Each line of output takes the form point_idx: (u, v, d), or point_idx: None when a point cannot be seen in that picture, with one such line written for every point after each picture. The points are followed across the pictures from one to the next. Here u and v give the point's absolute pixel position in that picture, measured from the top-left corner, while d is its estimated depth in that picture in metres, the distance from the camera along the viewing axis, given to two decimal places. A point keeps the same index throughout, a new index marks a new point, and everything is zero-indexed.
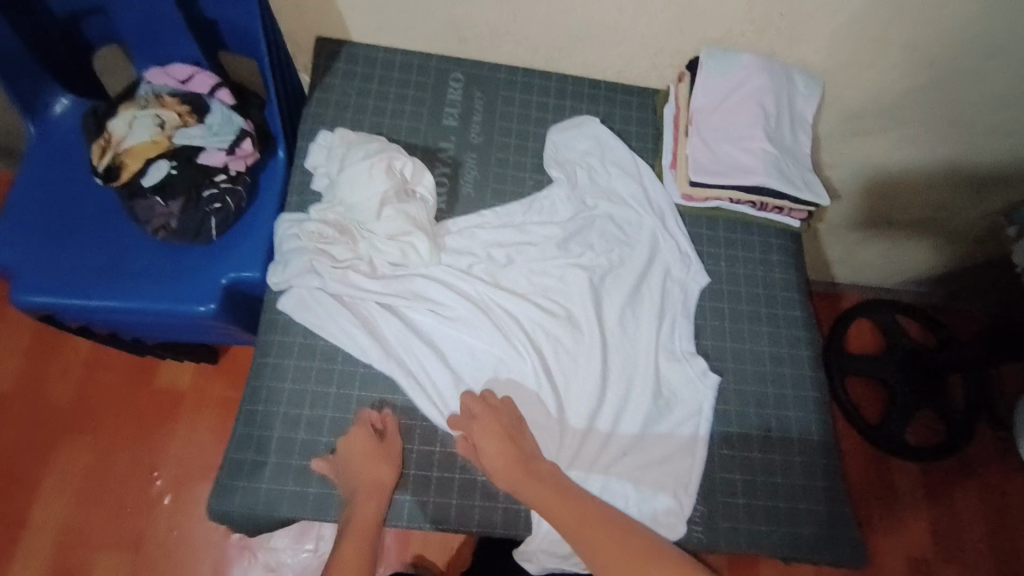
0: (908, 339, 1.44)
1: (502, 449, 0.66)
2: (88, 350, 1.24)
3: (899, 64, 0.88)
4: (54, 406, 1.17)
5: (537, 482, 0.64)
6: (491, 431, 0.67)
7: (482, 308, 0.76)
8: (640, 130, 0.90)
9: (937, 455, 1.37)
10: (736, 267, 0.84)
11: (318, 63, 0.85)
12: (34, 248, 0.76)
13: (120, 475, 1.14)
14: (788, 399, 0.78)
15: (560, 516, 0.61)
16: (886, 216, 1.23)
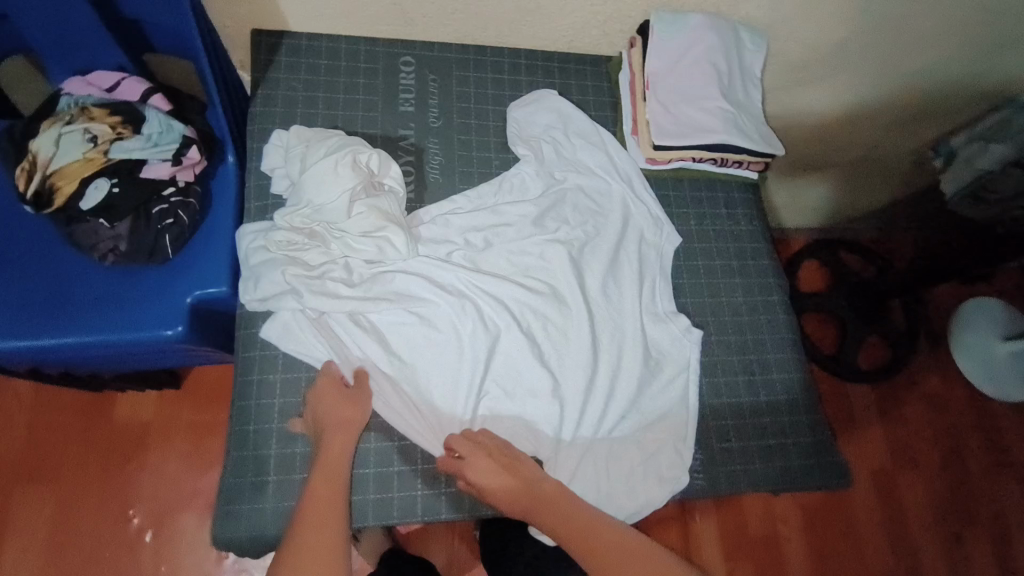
0: (851, 273, 1.53)
1: (502, 485, 0.65)
2: (34, 393, 1.15)
3: (833, 13, 0.92)
4: (7, 457, 1.11)
5: (546, 507, 0.64)
6: (490, 468, 0.66)
7: (468, 296, 0.74)
8: (597, 99, 0.91)
9: (885, 372, 1.49)
10: (705, 224, 0.86)
11: (260, 56, 0.81)
12: None
13: (92, 520, 1.09)
14: (768, 343, 0.82)
15: (574, 544, 0.62)
16: (825, 158, 1.29)
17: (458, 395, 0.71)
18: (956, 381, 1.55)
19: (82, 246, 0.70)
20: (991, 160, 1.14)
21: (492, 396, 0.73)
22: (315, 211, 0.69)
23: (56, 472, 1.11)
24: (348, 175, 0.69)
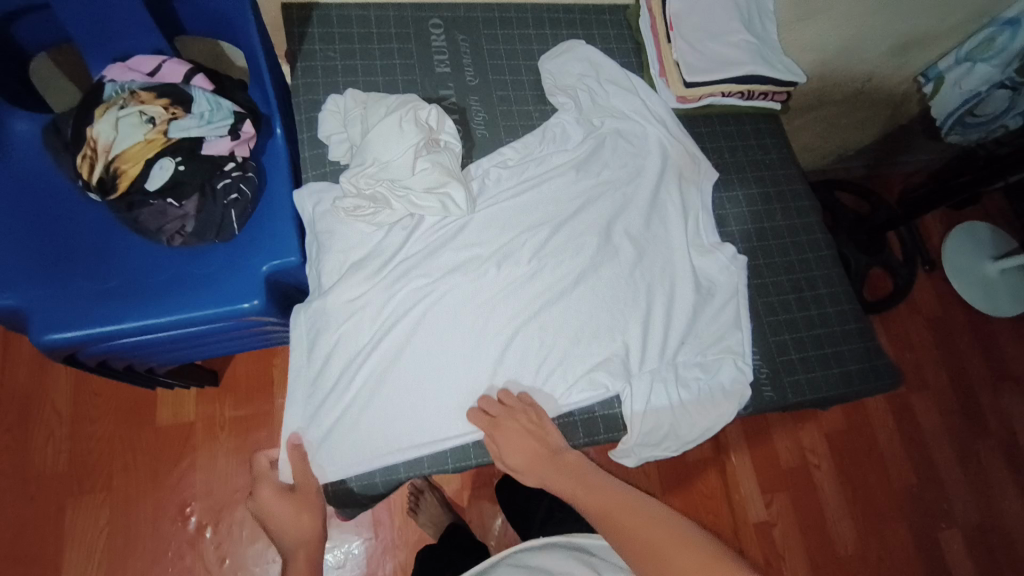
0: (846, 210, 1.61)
1: (522, 454, 0.67)
2: (63, 403, 1.09)
3: None
4: (46, 472, 1.05)
5: (566, 473, 0.65)
6: (512, 434, 0.67)
7: (506, 254, 0.74)
8: (621, 48, 0.93)
9: (891, 300, 1.56)
10: (738, 157, 0.91)
11: (293, 30, 0.81)
12: (29, 281, 0.66)
13: (146, 524, 1.05)
14: (811, 261, 0.87)
15: (591, 505, 0.62)
16: (823, 95, 1.34)
17: (530, 339, 0.72)
18: (957, 300, 1.64)
19: (147, 228, 0.70)
20: (977, 80, 1.21)
21: (556, 339, 0.72)
22: (381, 168, 0.71)
23: (103, 480, 1.06)
24: (413, 132, 0.71)
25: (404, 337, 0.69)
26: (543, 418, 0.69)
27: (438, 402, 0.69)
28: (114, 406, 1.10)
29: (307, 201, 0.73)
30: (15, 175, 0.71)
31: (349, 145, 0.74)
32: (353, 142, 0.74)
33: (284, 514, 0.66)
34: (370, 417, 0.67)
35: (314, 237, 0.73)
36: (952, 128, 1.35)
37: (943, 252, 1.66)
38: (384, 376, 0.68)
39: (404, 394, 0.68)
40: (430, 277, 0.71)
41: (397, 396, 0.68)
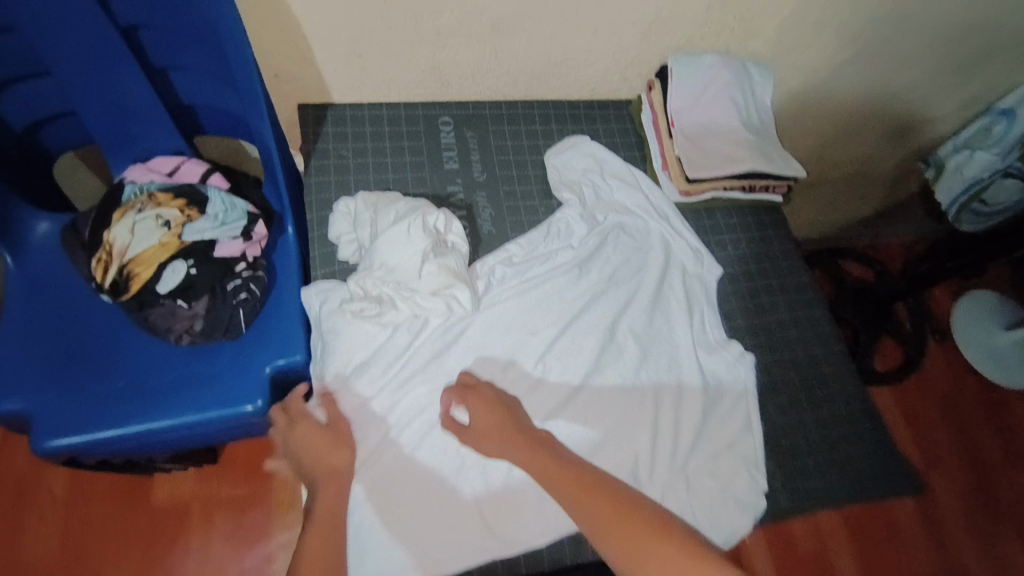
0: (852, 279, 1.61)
1: (489, 433, 0.68)
2: (60, 483, 1.07)
3: (829, 43, 0.96)
4: (36, 557, 1.02)
5: (536, 448, 0.67)
6: (485, 409, 0.69)
7: (513, 355, 0.75)
8: (624, 141, 0.96)
9: (899, 373, 1.55)
10: (742, 249, 0.91)
11: (308, 129, 0.84)
12: (38, 385, 0.67)
13: None
14: (820, 358, 0.86)
15: (555, 476, 0.65)
16: (822, 174, 1.37)
17: None
18: (971, 375, 1.61)
19: (156, 328, 0.70)
20: (980, 167, 1.19)
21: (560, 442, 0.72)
22: (388, 271, 0.72)
23: (93, 567, 1.02)
24: (421, 236, 0.73)
25: (407, 444, 0.70)
26: (516, 407, 0.71)
27: (443, 504, 0.68)
28: (111, 486, 1.08)
29: (316, 300, 0.74)
30: (32, 273, 0.73)
31: (359, 246, 0.76)
32: (362, 244, 0.75)
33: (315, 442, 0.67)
34: (369, 506, 0.67)
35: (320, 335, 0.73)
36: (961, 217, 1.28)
37: (954, 321, 1.65)
38: (388, 482, 0.68)
39: (410, 504, 0.68)
40: (435, 383, 0.72)
41: (403, 505, 0.68)
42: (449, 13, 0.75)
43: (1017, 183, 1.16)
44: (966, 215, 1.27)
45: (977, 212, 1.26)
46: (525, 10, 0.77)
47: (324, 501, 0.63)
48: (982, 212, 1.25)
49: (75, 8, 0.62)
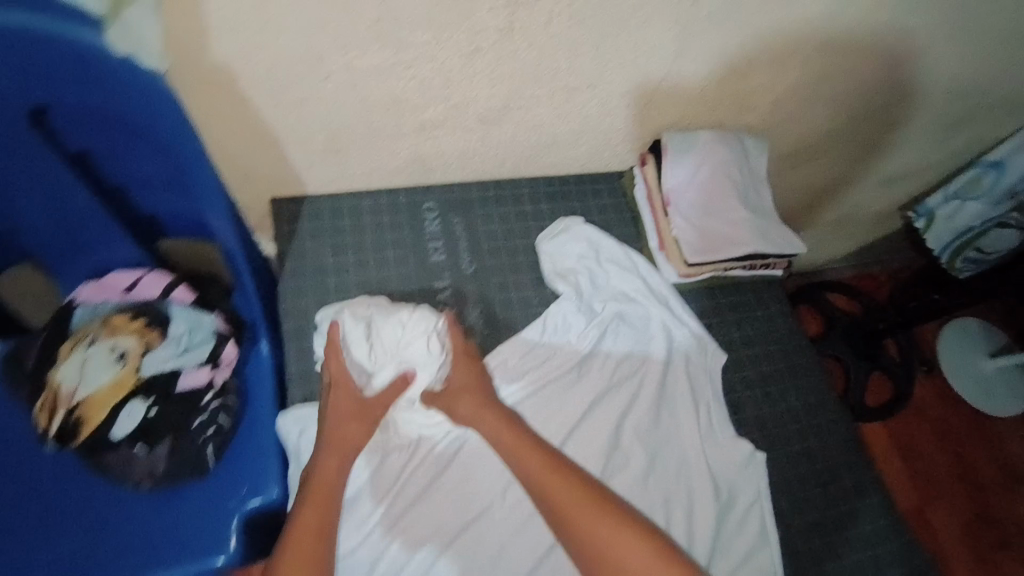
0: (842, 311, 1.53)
1: (468, 389, 0.70)
2: None
3: (825, 111, 0.93)
4: None
5: (506, 426, 0.68)
6: (463, 372, 0.70)
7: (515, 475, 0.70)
8: (617, 218, 0.91)
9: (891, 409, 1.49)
10: (746, 330, 0.88)
11: (281, 228, 0.78)
12: None
13: None
14: (834, 448, 0.82)
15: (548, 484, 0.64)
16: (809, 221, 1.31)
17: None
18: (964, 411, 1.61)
19: (114, 477, 0.64)
20: (970, 217, 1.19)
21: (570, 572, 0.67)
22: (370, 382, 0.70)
23: None
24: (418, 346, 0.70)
25: None
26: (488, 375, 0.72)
27: None
28: None
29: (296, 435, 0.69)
30: None
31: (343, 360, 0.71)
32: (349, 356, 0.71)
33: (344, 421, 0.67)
34: None
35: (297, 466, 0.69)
36: (956, 265, 1.27)
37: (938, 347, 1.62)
38: None
39: None
40: (427, 517, 0.67)
41: None
42: (432, 108, 0.70)
43: (1014, 232, 1.17)
44: (963, 264, 1.26)
45: (974, 260, 1.24)
46: (513, 101, 0.72)
47: (319, 470, 0.64)
48: (979, 260, 1.24)
49: (15, 135, 0.56)
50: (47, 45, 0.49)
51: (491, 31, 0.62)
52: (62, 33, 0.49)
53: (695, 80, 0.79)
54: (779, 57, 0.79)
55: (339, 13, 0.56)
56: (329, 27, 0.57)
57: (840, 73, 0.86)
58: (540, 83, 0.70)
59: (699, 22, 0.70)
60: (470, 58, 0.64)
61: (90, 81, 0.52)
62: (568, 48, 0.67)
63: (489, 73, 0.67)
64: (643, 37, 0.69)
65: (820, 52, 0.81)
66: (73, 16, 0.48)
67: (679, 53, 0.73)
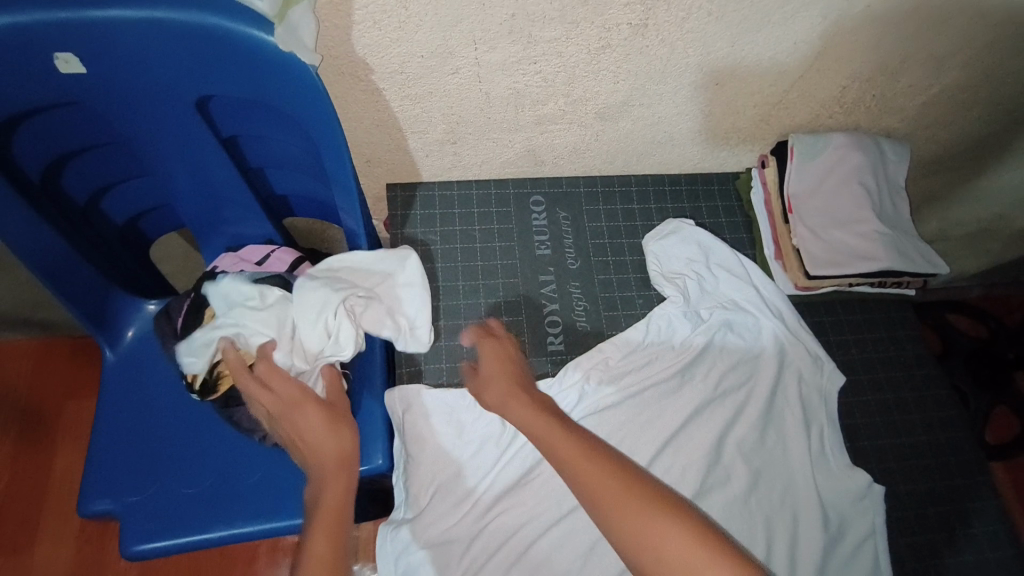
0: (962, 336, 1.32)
1: (503, 374, 0.66)
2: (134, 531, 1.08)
3: (982, 116, 0.83)
4: None
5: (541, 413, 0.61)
6: (496, 355, 0.67)
7: None
8: (730, 222, 0.86)
9: (1014, 450, 1.27)
10: (866, 352, 0.82)
11: (396, 212, 0.81)
12: (138, 484, 0.69)
13: None
14: (963, 492, 0.76)
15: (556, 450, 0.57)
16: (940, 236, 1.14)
17: None
18: None
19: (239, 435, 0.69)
20: None
21: None
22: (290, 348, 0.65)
23: None
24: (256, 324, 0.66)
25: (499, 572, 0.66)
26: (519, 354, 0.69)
27: None
28: None
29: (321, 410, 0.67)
30: (127, 365, 0.75)
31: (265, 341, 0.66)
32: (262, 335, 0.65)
33: (318, 429, 0.60)
34: None
35: (405, 443, 0.71)
36: None
37: None
38: None
39: None
40: (525, 507, 0.68)
41: None
42: (552, 103, 0.70)
43: None
44: None
45: None
46: (634, 98, 0.70)
47: (314, 495, 0.57)
48: None
49: (181, 125, 0.60)
50: (220, 44, 0.52)
51: (624, 27, 0.60)
52: (235, 33, 0.51)
53: (837, 81, 0.73)
54: (937, 56, 0.72)
55: (476, 9, 0.56)
56: (462, 22, 0.57)
57: (1008, 75, 0.76)
58: (666, 79, 0.68)
59: (850, 17, 0.65)
60: (598, 55, 0.63)
61: (247, 78, 0.55)
62: (701, 43, 0.64)
63: (615, 69, 0.66)
64: (786, 32, 0.65)
65: (987, 50, 0.72)
66: (247, 16, 0.51)
67: (823, 50, 0.68)
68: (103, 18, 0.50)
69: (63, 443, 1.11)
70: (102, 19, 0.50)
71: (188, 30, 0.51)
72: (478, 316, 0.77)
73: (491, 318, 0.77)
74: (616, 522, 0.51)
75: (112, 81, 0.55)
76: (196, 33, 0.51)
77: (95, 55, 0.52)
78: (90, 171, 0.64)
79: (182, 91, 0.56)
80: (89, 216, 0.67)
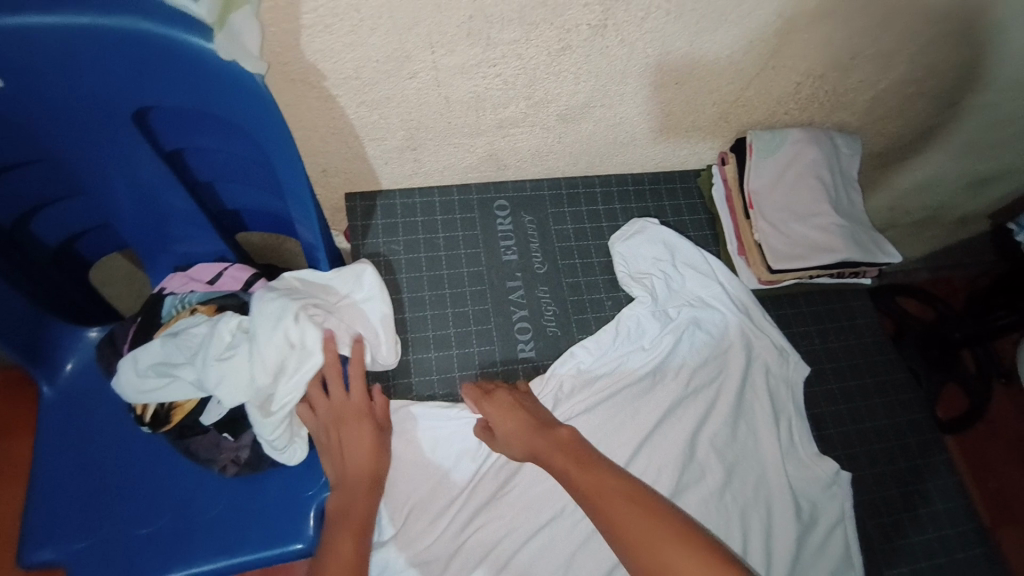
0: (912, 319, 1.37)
1: (516, 429, 0.65)
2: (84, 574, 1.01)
3: (926, 109, 0.86)
4: None
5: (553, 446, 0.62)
6: (505, 411, 0.66)
7: None
8: (693, 220, 0.87)
9: (964, 425, 1.33)
10: (828, 342, 0.84)
11: (356, 222, 0.78)
12: (85, 526, 0.64)
13: None
14: (925, 472, 0.79)
15: (573, 477, 0.59)
16: (889, 224, 1.19)
17: None
18: None
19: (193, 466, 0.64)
20: None
21: None
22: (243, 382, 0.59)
23: None
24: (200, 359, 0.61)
25: None
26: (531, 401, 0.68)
27: None
28: None
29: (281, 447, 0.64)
30: (68, 399, 0.70)
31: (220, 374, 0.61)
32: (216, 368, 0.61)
33: (362, 448, 0.63)
34: None
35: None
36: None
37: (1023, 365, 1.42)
38: None
39: None
40: (503, 520, 0.67)
41: None
42: (513, 106, 0.68)
43: None
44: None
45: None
46: (596, 99, 0.70)
47: (343, 508, 0.60)
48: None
49: (115, 138, 0.55)
50: (154, 51, 0.48)
51: (583, 27, 0.59)
52: (170, 40, 0.47)
53: (791, 78, 0.75)
54: (884, 52, 0.74)
55: (432, 11, 0.54)
56: (418, 25, 0.55)
57: (949, 69, 0.79)
58: (627, 79, 0.68)
59: (803, 16, 0.66)
60: (558, 56, 0.62)
61: (186, 87, 0.51)
62: (660, 43, 0.64)
63: (576, 70, 0.65)
64: (742, 31, 0.65)
65: (929, 46, 0.74)
66: (184, 20, 0.47)
67: (777, 48, 0.69)
68: (19, 24, 0.45)
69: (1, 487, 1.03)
70: (19, 26, 0.45)
71: (117, 36, 0.47)
72: (446, 326, 0.75)
73: (460, 327, 0.75)
74: (636, 552, 0.53)
75: (34, 93, 0.50)
76: (126, 40, 0.47)
77: (13, 65, 0.47)
78: (15, 192, 0.59)
79: (114, 102, 0.52)
80: (17, 239, 0.62)
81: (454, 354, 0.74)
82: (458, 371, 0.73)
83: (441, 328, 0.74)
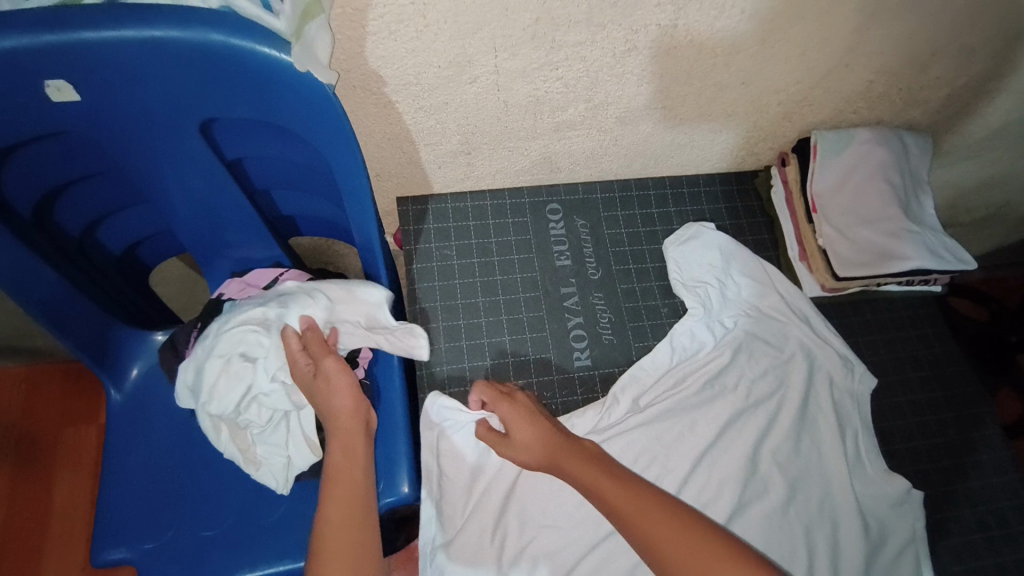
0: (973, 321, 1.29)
1: (540, 436, 0.61)
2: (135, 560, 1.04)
3: (1004, 106, 0.81)
4: None
5: (582, 458, 0.60)
6: (522, 420, 0.62)
7: None
8: (752, 223, 0.84)
9: None
10: (896, 352, 0.80)
11: (408, 227, 0.77)
12: (152, 528, 0.65)
13: None
14: (999, 490, 0.75)
15: (614, 501, 0.56)
16: (950, 226, 1.13)
17: None
18: None
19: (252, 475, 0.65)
20: None
21: None
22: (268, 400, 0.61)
23: None
24: (239, 364, 0.60)
25: None
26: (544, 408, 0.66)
27: None
28: None
29: (280, 478, 0.63)
30: (132, 402, 0.71)
31: (252, 393, 0.60)
32: (250, 385, 0.60)
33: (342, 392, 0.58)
34: None
35: (442, 457, 0.68)
36: None
37: None
38: None
39: None
40: (561, 530, 0.66)
41: None
42: (572, 108, 0.66)
43: None
44: None
45: None
46: (657, 100, 0.67)
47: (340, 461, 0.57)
48: None
49: (182, 148, 0.56)
50: (225, 62, 0.48)
51: (652, 28, 0.57)
52: (242, 51, 0.47)
53: (863, 75, 0.71)
54: (966, 48, 0.70)
55: (498, 15, 0.52)
56: (483, 29, 0.53)
57: None
58: (691, 80, 0.65)
59: (884, 10, 0.62)
60: (623, 57, 0.60)
61: (254, 98, 0.51)
62: (730, 42, 0.61)
63: (640, 72, 0.63)
64: (817, 28, 0.62)
65: (1016, 40, 0.70)
66: (255, 30, 0.47)
67: (852, 45, 0.66)
68: (95, 39, 0.45)
69: (60, 478, 1.07)
70: (94, 41, 0.45)
71: (189, 48, 0.47)
72: (500, 334, 0.74)
73: (514, 334, 0.74)
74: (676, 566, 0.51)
75: (107, 105, 0.50)
76: (200, 52, 0.47)
77: (89, 79, 0.48)
78: (85, 201, 0.60)
79: (183, 113, 0.52)
80: (84, 247, 0.63)
81: (509, 362, 0.73)
82: (512, 379, 0.72)
83: (495, 335, 0.74)
